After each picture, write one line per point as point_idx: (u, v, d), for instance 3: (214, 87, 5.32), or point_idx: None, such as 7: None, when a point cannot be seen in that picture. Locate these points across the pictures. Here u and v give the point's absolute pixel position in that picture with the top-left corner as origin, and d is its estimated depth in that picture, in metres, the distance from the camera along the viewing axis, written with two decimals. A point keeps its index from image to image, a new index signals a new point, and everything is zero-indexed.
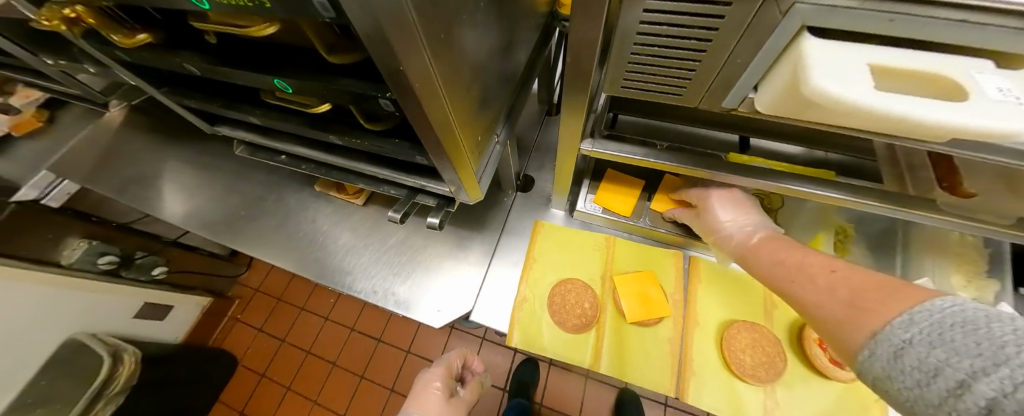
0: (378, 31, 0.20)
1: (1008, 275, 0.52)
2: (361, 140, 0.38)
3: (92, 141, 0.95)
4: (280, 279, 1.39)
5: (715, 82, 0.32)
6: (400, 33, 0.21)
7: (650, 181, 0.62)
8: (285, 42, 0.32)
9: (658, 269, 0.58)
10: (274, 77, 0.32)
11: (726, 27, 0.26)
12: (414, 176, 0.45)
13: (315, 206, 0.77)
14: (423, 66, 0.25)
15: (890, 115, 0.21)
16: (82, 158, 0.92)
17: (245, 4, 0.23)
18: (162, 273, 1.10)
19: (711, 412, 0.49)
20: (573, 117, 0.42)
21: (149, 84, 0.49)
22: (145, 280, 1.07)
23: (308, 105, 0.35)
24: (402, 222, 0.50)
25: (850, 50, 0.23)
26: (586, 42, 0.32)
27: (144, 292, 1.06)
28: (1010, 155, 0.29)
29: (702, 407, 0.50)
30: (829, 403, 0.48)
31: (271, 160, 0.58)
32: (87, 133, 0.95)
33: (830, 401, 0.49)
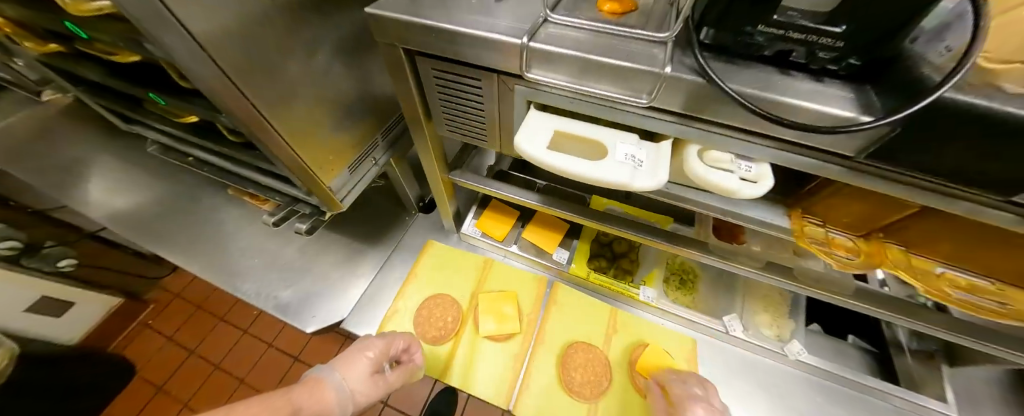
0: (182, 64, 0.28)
1: (802, 315, 0.59)
2: (227, 148, 0.45)
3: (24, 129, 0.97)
4: None
5: (503, 133, 0.41)
6: (203, 68, 0.29)
7: (526, 212, 0.70)
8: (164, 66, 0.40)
9: (520, 290, 0.64)
10: (148, 91, 0.39)
11: (486, 93, 0.36)
12: (287, 186, 0.52)
13: (227, 209, 0.81)
14: (238, 92, 0.33)
15: (549, 166, 0.31)
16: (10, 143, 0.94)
17: (105, 37, 0.31)
18: (70, 265, 0.90)
19: None
20: (425, 149, 0.51)
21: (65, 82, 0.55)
22: (49, 272, 0.86)
23: (181, 116, 0.42)
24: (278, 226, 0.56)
25: (549, 119, 0.33)
26: (408, 91, 0.41)
27: (48, 285, 0.84)
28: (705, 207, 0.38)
29: None
30: None
31: (178, 160, 0.64)
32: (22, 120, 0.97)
33: None
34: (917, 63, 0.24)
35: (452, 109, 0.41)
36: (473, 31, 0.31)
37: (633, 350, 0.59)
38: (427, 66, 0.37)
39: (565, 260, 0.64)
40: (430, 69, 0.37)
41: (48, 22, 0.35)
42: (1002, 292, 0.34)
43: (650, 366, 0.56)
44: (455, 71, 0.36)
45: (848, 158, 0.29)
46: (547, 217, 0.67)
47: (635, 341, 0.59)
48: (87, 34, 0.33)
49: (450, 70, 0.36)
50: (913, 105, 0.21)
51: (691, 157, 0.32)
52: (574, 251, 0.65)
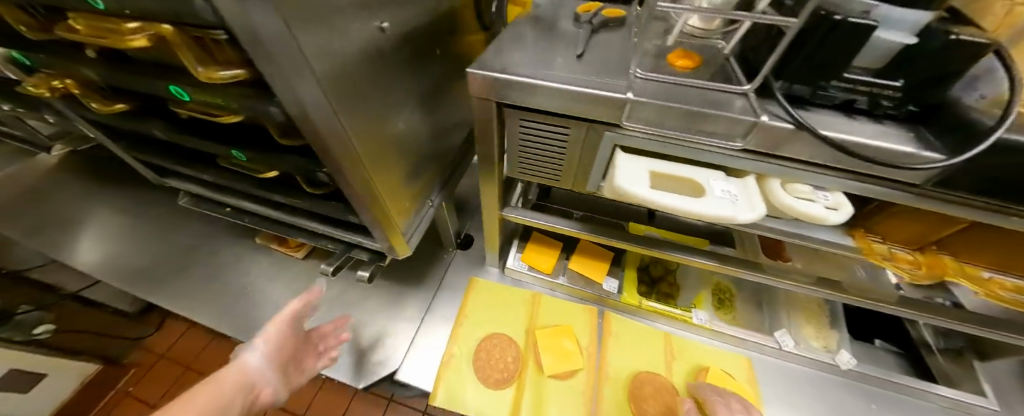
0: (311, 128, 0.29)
1: (843, 325, 0.62)
2: (301, 200, 0.44)
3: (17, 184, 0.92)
4: None
5: (579, 173, 0.44)
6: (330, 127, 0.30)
7: (568, 243, 0.71)
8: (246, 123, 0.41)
9: (575, 323, 0.64)
10: (232, 148, 0.39)
11: (573, 138, 0.39)
12: (350, 233, 0.51)
13: (253, 258, 0.78)
14: (349, 148, 0.33)
15: (658, 206, 0.33)
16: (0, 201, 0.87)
17: (217, 101, 0.32)
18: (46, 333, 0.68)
19: None
20: (489, 189, 0.52)
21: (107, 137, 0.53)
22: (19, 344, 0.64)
23: (258, 170, 0.42)
24: (333, 275, 0.54)
25: (640, 161, 0.36)
26: (487, 136, 0.43)
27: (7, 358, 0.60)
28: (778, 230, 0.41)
29: None
30: None
31: (215, 211, 0.62)
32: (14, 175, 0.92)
33: None
34: (964, 108, 0.30)
35: (530, 153, 0.43)
36: (575, 87, 0.33)
37: (697, 374, 0.59)
38: (515, 115, 0.39)
39: (615, 289, 0.66)
40: (517, 118, 0.39)
41: (145, 87, 0.35)
42: None
43: (718, 391, 0.56)
44: (546, 119, 0.38)
45: (912, 186, 0.33)
46: (590, 247, 0.69)
47: (696, 366, 0.60)
48: (190, 96, 0.33)
49: (538, 119, 0.39)
50: (986, 142, 0.26)
51: (775, 189, 0.35)
52: (622, 279, 0.67)
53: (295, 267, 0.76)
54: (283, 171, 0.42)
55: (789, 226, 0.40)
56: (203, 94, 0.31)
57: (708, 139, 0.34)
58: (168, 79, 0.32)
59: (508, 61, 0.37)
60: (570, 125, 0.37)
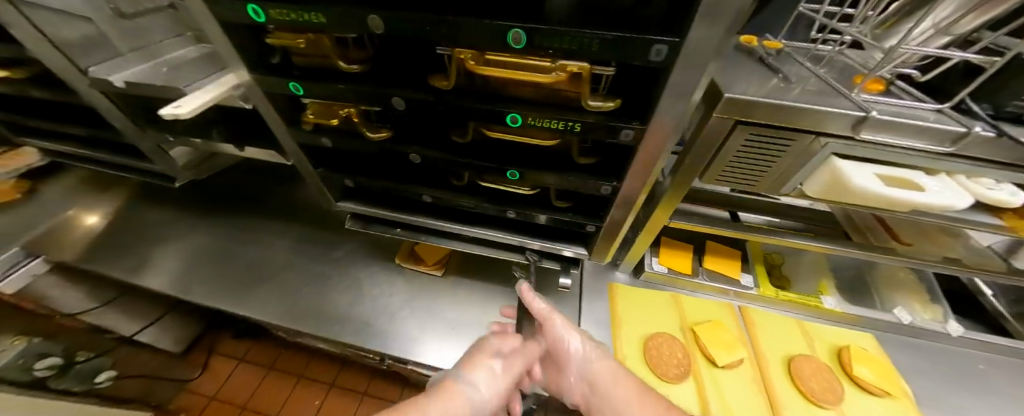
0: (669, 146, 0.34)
1: (944, 299, 0.72)
2: (544, 214, 0.48)
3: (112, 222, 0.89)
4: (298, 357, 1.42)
5: (778, 178, 0.52)
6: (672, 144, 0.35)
7: (696, 245, 0.79)
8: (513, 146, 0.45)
9: (723, 318, 0.71)
10: (511, 168, 0.42)
11: (793, 148, 0.47)
12: (556, 241, 0.54)
13: (389, 279, 0.78)
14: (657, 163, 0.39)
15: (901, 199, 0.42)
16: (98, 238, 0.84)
17: (559, 127, 0.36)
18: None
19: None
20: (674, 195, 0.59)
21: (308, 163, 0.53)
22: None
23: (518, 189, 0.46)
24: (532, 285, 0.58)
25: (861, 166, 0.45)
26: (705, 146, 0.50)
27: None
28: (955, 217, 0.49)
29: None
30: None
31: (389, 232, 0.63)
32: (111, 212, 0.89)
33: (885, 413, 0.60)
34: None
35: (740, 163, 0.51)
36: (817, 107, 0.42)
37: (841, 353, 0.67)
38: (744, 132, 0.47)
39: (753, 284, 0.73)
40: (748, 134, 0.47)
41: (464, 117, 0.39)
42: None
43: (867, 364, 0.64)
44: (775, 134, 0.46)
45: None
46: (718, 247, 0.77)
47: (837, 345, 0.68)
48: (521, 123, 0.37)
49: (765, 134, 0.47)
50: None
51: (967, 184, 0.44)
52: (754, 273, 0.75)
53: (433, 286, 0.77)
54: (541, 188, 0.46)
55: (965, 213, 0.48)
56: (552, 121, 0.35)
57: (922, 146, 0.43)
58: (511, 108, 0.36)
59: (744, 88, 0.45)
60: (798, 137, 0.46)
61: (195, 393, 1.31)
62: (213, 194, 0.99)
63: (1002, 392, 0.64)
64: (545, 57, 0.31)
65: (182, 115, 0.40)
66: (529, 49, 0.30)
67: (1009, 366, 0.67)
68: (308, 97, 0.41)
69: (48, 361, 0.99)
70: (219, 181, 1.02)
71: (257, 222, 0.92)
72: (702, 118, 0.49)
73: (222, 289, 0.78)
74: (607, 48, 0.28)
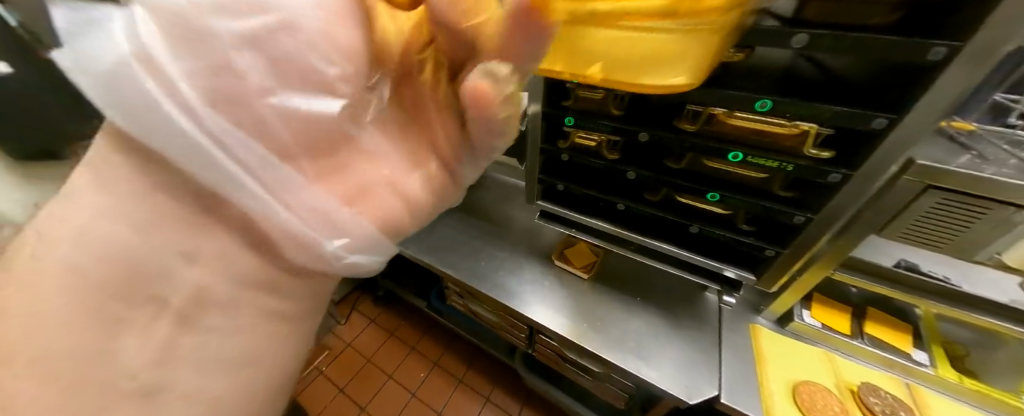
0: (867, 182, 0.45)
1: None
2: (725, 233, 0.61)
3: None
4: (414, 331, 1.68)
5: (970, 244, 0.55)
6: (868, 184, 0.46)
7: (855, 309, 0.78)
8: (714, 173, 0.59)
9: (886, 388, 0.69)
10: (713, 191, 0.57)
11: (990, 216, 0.52)
12: (723, 261, 0.66)
13: (544, 271, 0.98)
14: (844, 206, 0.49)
15: None
16: None
17: (773, 165, 0.50)
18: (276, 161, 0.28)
19: None
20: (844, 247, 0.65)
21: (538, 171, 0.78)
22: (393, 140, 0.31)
23: (712, 208, 0.60)
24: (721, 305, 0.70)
25: None
26: (888, 205, 0.57)
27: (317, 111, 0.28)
28: None
29: None
30: None
31: (568, 229, 0.83)
32: None
33: None
34: None
35: (926, 224, 0.57)
36: (1013, 180, 0.47)
37: None
38: (935, 194, 0.53)
39: (927, 362, 0.69)
40: (938, 199, 0.53)
41: (695, 149, 0.55)
42: None
43: None
44: (977, 197, 0.51)
45: None
46: (881, 315, 0.76)
47: None
48: (740, 159, 0.52)
49: (963, 197, 0.52)
50: None
51: None
52: (931, 353, 0.71)
53: (578, 283, 0.94)
54: (731, 211, 0.59)
55: None
56: (770, 160, 0.50)
57: None
58: (737, 148, 0.51)
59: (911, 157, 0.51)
60: (995, 208, 0.50)
61: (339, 336, 1.65)
62: None
63: None
64: (783, 117, 0.46)
65: (506, 127, 0.70)
66: (769, 111, 0.46)
67: None
68: (573, 126, 0.66)
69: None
70: None
71: (444, 210, 1.23)
72: (888, 181, 0.56)
73: (428, 248, 1.08)
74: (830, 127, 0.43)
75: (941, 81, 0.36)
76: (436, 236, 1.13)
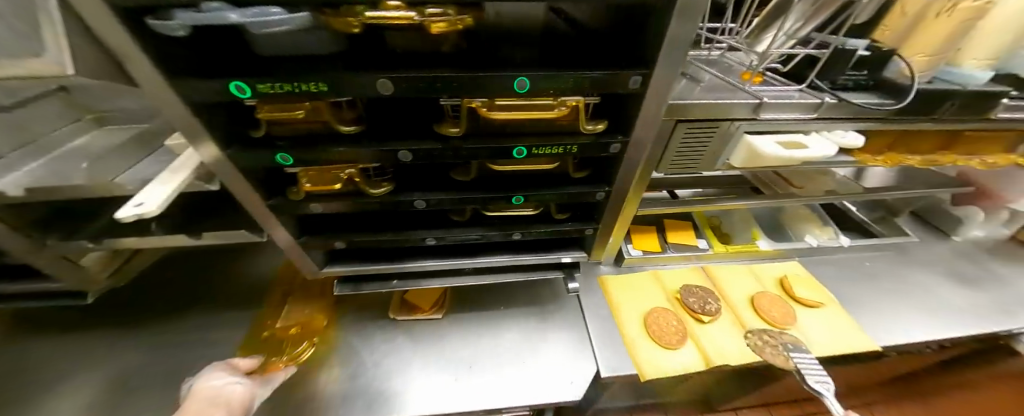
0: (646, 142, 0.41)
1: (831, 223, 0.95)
2: (546, 228, 0.52)
3: None
4: None
5: (712, 157, 0.64)
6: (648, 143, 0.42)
7: (656, 225, 0.91)
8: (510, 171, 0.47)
9: (694, 280, 0.82)
10: (516, 193, 0.46)
11: (719, 131, 0.60)
12: (556, 252, 0.59)
13: (382, 337, 0.73)
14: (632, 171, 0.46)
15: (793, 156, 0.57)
16: None
17: (560, 150, 0.41)
18: None
19: (789, 355, 0.68)
20: (639, 188, 0.68)
21: (291, 235, 0.50)
22: None
23: (520, 210, 0.49)
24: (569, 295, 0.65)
25: (768, 138, 0.59)
26: (657, 143, 0.60)
27: None
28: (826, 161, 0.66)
29: (781, 355, 0.68)
30: (825, 319, 0.76)
31: (384, 286, 0.61)
32: None
33: (824, 317, 0.76)
34: (890, 80, 0.61)
35: (684, 150, 0.62)
36: (722, 101, 0.54)
37: (781, 283, 0.83)
38: (683, 125, 0.58)
39: (707, 246, 0.87)
40: (687, 128, 0.58)
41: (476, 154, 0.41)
42: (940, 158, 0.70)
43: (800, 285, 0.81)
44: (708, 118, 0.57)
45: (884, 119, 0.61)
46: (673, 222, 0.90)
47: (777, 278, 0.84)
48: (525, 154, 0.40)
49: (700, 121, 0.57)
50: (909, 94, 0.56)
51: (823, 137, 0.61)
52: (707, 237, 0.89)
53: (430, 328, 0.75)
54: (541, 205, 0.50)
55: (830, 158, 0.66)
56: (556, 147, 0.40)
57: (793, 115, 0.59)
58: (516, 142, 0.39)
59: None
60: (720, 124, 0.58)
61: None
62: (109, 303, 0.79)
63: (877, 279, 0.86)
64: (547, 96, 0.35)
65: (147, 215, 0.35)
66: (530, 92, 0.35)
67: (877, 259, 0.91)
68: (298, 166, 0.40)
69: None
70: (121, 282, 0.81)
71: (197, 318, 0.76)
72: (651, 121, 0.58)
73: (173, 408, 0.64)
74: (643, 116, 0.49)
75: (681, 21, 0.30)
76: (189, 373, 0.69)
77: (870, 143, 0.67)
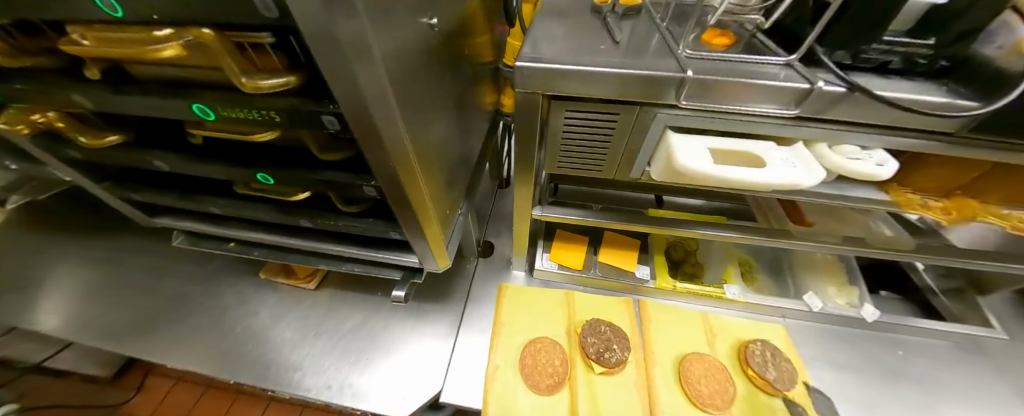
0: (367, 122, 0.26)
1: (862, 282, 0.66)
2: (335, 221, 0.41)
3: None
4: None
5: (621, 161, 0.43)
6: (387, 124, 0.27)
7: (593, 236, 0.71)
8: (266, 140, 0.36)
9: (615, 315, 0.63)
10: (257, 172, 0.35)
11: (621, 121, 0.39)
12: (379, 250, 0.48)
13: (257, 295, 0.71)
14: (394, 164, 0.31)
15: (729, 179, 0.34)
16: None
17: (254, 117, 0.28)
18: None
19: None
20: (524, 188, 0.51)
21: (89, 180, 0.47)
22: None
23: (287, 194, 0.39)
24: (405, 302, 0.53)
25: (697, 142, 0.36)
26: (528, 130, 0.42)
27: None
28: (822, 194, 0.40)
29: None
30: None
31: (219, 248, 0.56)
32: None
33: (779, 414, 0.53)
34: (986, 61, 0.32)
35: (572, 145, 0.43)
36: (606, 70, 0.34)
37: (738, 349, 0.60)
38: (558, 106, 0.39)
39: (648, 277, 0.66)
40: (566, 110, 0.39)
41: (163, 112, 0.30)
42: None
43: (765, 358, 0.57)
44: (594, 98, 0.37)
45: (946, 135, 0.34)
46: (616, 237, 0.70)
47: (736, 340, 0.61)
48: (212, 116, 0.29)
49: (583, 100, 0.38)
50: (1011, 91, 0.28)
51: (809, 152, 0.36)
52: (653, 265, 0.67)
53: (303, 297, 0.71)
54: (316, 191, 0.38)
55: (831, 190, 0.40)
56: (238, 111, 0.27)
57: (748, 107, 0.35)
58: (189, 98, 0.28)
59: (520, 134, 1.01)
60: (618, 110, 0.37)
61: None
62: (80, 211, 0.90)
63: (908, 379, 0.58)
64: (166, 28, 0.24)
65: None
66: (138, 20, 0.23)
67: (923, 351, 0.61)
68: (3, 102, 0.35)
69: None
70: (90, 195, 0.92)
71: (130, 239, 0.83)
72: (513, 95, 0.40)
73: (76, 316, 0.71)
74: (435, 52, 0.36)
75: None
76: (103, 287, 0.76)
77: (925, 173, 0.39)
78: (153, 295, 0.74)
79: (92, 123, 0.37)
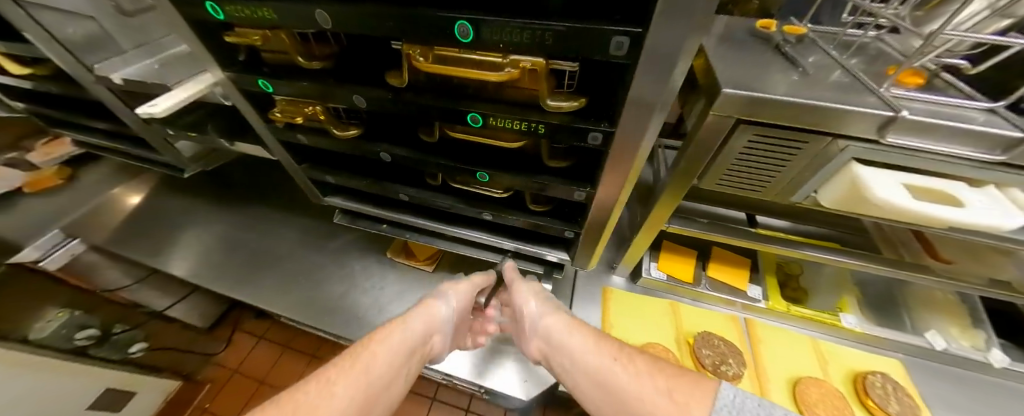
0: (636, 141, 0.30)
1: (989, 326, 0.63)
2: (519, 217, 0.46)
3: (145, 210, 1.00)
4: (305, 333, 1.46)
5: (787, 185, 0.46)
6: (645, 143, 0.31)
7: (699, 250, 0.73)
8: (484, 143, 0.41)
9: (724, 329, 0.66)
10: (479, 170, 0.40)
11: (806, 149, 0.41)
12: (536, 245, 0.52)
13: (379, 272, 0.79)
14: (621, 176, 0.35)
15: (925, 215, 0.36)
16: (138, 228, 0.95)
17: (521, 128, 0.32)
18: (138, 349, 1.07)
19: None
20: (669, 201, 0.54)
21: (293, 160, 0.55)
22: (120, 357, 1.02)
23: (488, 190, 0.44)
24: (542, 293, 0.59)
25: (890, 178, 0.38)
26: (702, 149, 0.44)
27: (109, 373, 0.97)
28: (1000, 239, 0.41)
29: None
30: None
31: (373, 228, 0.63)
32: (148, 204, 1.01)
33: None
34: None
35: (743, 166, 0.46)
36: (824, 103, 0.35)
37: (854, 378, 0.61)
38: (746, 129, 0.41)
39: (760, 296, 0.67)
40: (753, 135, 0.41)
41: (432, 116, 0.36)
42: None
43: (885, 391, 0.58)
44: (788, 127, 0.39)
45: None
46: (725, 254, 0.71)
47: (851, 369, 0.61)
48: (481, 124, 0.34)
49: (774, 127, 0.39)
50: None
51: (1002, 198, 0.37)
52: (764, 284, 0.69)
53: (420, 279, 0.78)
54: (513, 190, 0.43)
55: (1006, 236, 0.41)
56: (513, 123, 0.32)
57: (952, 150, 0.36)
58: (470, 108, 0.33)
59: None
60: (809, 140, 0.39)
61: (220, 364, 1.30)
62: (216, 181, 1.02)
63: None
64: (495, 52, 0.27)
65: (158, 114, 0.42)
66: (476, 44, 0.26)
67: None
68: (276, 93, 0.41)
69: (88, 331, 0.96)
70: (225, 168, 1.04)
71: (261, 210, 0.94)
72: (699, 116, 0.42)
73: (226, 274, 0.82)
74: None
75: None
76: (244, 250, 0.86)
77: None
78: (284, 263, 0.83)
79: (336, 116, 0.44)
